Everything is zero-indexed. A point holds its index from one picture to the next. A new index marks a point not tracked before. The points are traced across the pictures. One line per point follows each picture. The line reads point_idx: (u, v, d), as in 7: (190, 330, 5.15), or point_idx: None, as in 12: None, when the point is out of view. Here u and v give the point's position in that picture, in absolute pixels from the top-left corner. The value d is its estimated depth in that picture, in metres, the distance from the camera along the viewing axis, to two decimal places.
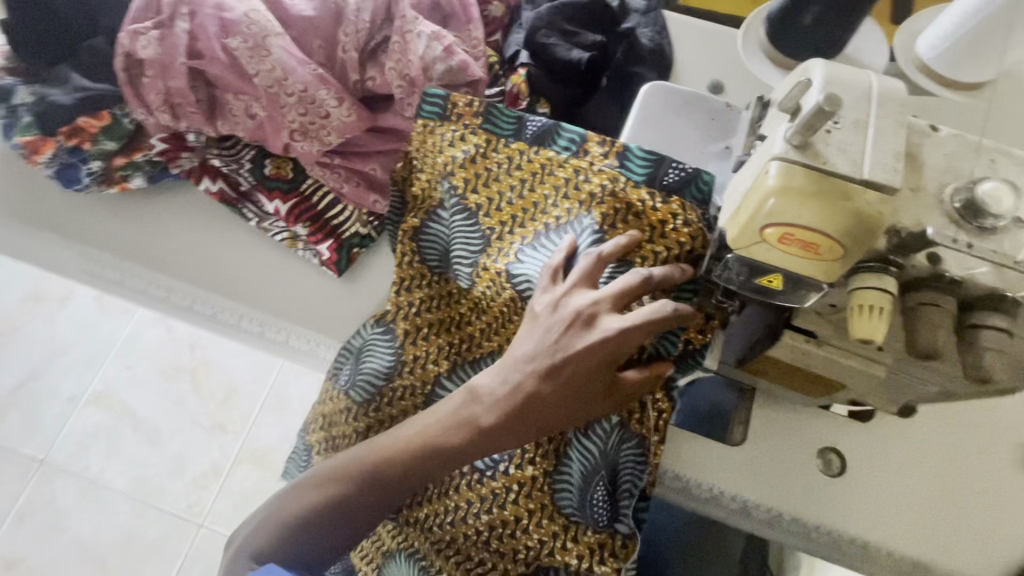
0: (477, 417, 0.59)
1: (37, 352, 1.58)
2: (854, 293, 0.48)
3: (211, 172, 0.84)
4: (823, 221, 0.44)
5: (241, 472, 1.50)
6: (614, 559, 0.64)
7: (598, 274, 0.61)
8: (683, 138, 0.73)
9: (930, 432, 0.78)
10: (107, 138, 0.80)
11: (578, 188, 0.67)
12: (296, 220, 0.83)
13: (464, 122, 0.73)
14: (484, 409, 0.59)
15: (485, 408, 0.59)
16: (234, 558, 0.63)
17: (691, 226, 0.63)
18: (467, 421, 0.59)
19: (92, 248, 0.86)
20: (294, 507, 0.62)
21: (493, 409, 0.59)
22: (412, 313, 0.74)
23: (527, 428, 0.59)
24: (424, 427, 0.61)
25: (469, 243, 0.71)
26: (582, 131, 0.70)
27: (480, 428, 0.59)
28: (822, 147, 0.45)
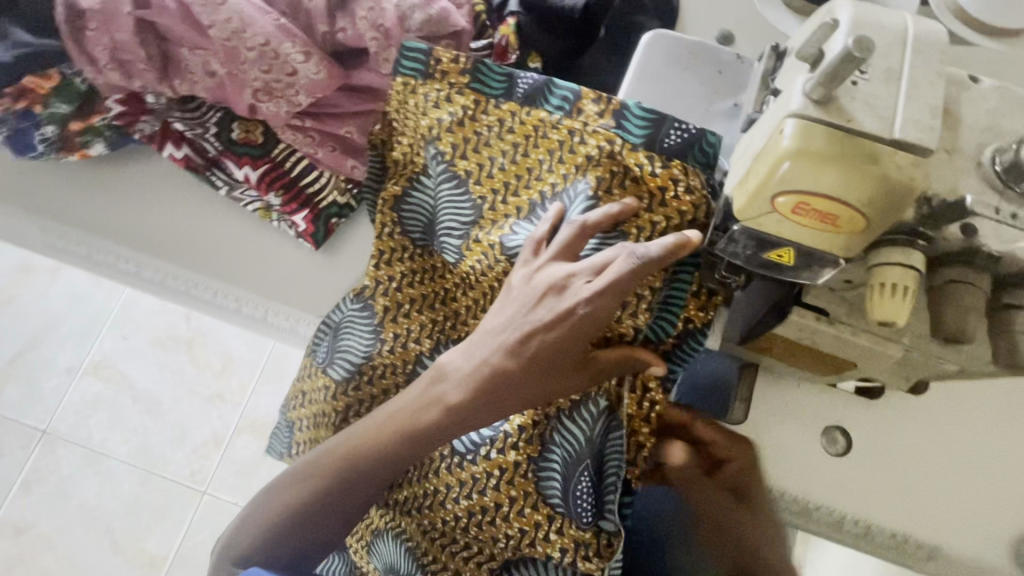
0: (444, 395, 0.57)
1: (30, 323, 1.55)
2: (874, 270, 0.43)
3: (175, 138, 0.78)
4: (842, 188, 0.39)
5: (241, 440, 1.49)
6: (599, 558, 0.61)
7: (581, 244, 0.57)
8: (688, 94, 0.66)
9: (942, 407, 0.75)
10: (59, 101, 0.75)
11: (573, 151, 0.61)
12: (267, 189, 0.76)
13: (449, 81, 0.66)
14: (451, 386, 0.57)
15: (452, 385, 0.57)
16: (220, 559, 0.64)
17: (694, 194, 0.57)
18: (434, 399, 0.57)
19: (50, 220, 0.80)
20: (270, 510, 0.60)
21: (461, 386, 0.56)
22: (392, 288, 0.69)
23: (501, 403, 0.56)
24: (391, 412, 0.58)
25: (459, 214, 0.65)
26: (577, 87, 0.63)
27: (448, 405, 0.56)
28: (845, 101, 0.39)
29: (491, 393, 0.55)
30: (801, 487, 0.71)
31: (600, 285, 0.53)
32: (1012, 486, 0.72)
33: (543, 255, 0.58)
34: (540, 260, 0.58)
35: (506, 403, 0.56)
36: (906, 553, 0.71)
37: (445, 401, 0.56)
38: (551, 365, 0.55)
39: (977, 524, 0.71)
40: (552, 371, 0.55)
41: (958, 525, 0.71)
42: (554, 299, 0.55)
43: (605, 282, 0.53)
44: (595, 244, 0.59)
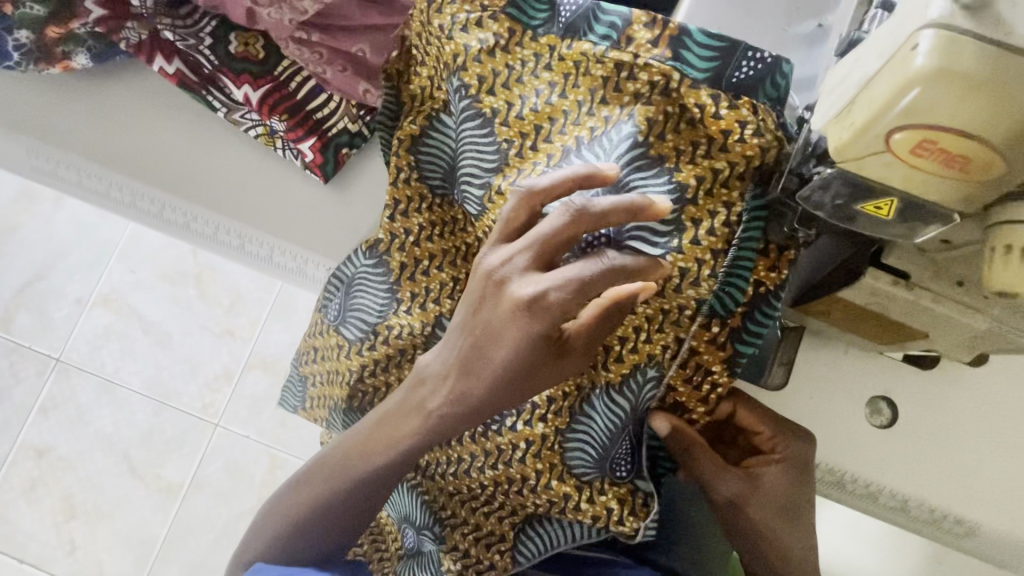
0: (424, 403, 0.52)
1: (36, 251, 1.51)
2: (995, 230, 0.35)
3: (165, 49, 0.68)
4: (985, 122, 0.31)
5: (252, 376, 1.48)
6: (633, 519, 0.58)
7: (530, 217, 0.48)
8: (763, 13, 0.56)
9: (1003, 378, 0.69)
10: (31, 1, 0.67)
11: (619, 88, 0.52)
12: (270, 112, 0.68)
13: (482, 2, 0.57)
14: (430, 391, 0.52)
15: (432, 390, 0.51)
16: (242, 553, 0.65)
17: (764, 136, 0.49)
18: (416, 407, 0.52)
19: (31, 139, 0.73)
20: (285, 507, 0.60)
21: (439, 391, 0.51)
22: (410, 243, 0.64)
23: (471, 410, 0.50)
24: (371, 422, 0.56)
25: (481, 158, 0.57)
26: (627, 11, 0.53)
27: (428, 412, 0.52)
28: (1006, 8, 0.30)
29: (466, 381, 0.49)
30: (840, 460, 0.68)
31: (557, 281, 0.44)
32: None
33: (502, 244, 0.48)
34: (484, 245, 0.49)
35: (478, 412, 0.50)
36: (942, 527, 0.69)
37: (425, 409, 0.52)
38: (523, 369, 0.47)
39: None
40: (523, 376, 0.47)
41: (1007, 499, 0.67)
42: (497, 298, 0.46)
43: (549, 276, 0.45)
44: (624, 166, 0.51)
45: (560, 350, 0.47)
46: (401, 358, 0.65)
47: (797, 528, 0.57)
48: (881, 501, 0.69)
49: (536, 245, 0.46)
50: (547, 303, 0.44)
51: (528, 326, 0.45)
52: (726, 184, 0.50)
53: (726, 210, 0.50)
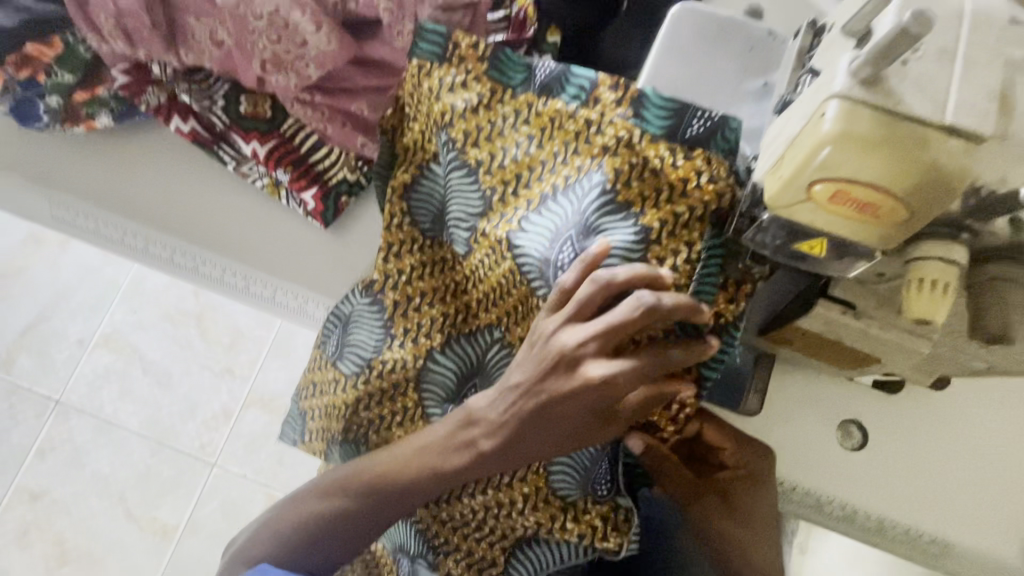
0: (475, 442, 0.58)
1: (42, 294, 1.56)
2: (911, 266, 0.41)
3: (181, 110, 0.75)
4: (886, 176, 0.36)
5: (251, 414, 1.50)
6: (617, 534, 0.62)
7: (601, 300, 0.53)
8: (717, 75, 0.62)
9: (965, 403, 0.72)
10: (62, 69, 0.74)
11: (590, 141, 0.58)
12: (276, 164, 0.74)
13: (466, 66, 0.64)
14: (481, 432, 0.58)
15: (483, 432, 0.58)
16: (234, 559, 0.68)
17: (718, 183, 0.55)
18: (465, 443, 0.59)
19: (52, 192, 0.79)
20: (294, 517, 0.65)
21: (490, 433, 0.57)
22: (402, 282, 0.69)
23: (524, 453, 0.57)
24: (412, 450, 0.61)
25: (468, 204, 0.64)
26: (593, 75, 0.61)
27: (479, 451, 0.58)
28: (894, 82, 0.36)
29: (525, 431, 0.56)
30: (815, 483, 0.70)
31: (625, 368, 0.52)
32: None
33: (557, 315, 0.55)
34: (550, 317, 0.56)
35: (529, 457, 0.57)
36: (919, 548, 0.71)
37: (478, 448, 0.58)
38: (576, 427, 0.55)
39: (997, 513, 0.70)
40: (575, 432, 0.56)
41: (975, 514, 0.70)
42: (569, 374, 0.54)
43: (618, 362, 0.52)
44: (594, 212, 0.57)
45: (609, 417, 0.55)
46: (395, 392, 0.69)
47: (770, 539, 0.61)
48: (861, 523, 0.71)
49: (606, 331, 0.52)
50: (615, 386, 0.52)
51: (597, 400, 0.53)
52: (688, 226, 0.55)
53: (688, 249, 0.55)
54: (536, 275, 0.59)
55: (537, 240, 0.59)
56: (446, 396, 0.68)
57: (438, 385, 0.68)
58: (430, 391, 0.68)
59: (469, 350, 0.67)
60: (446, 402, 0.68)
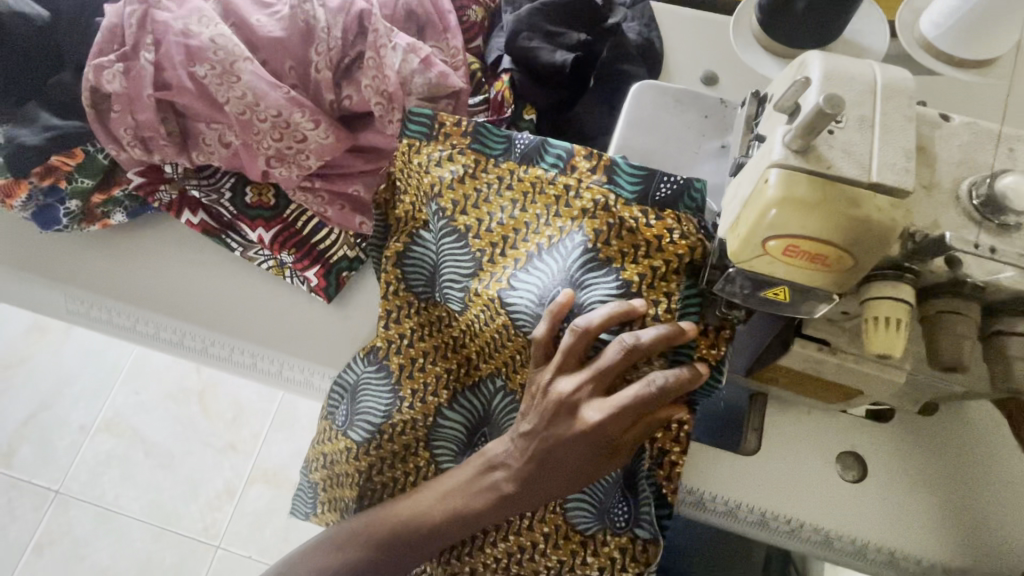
0: (498, 484, 0.63)
1: (45, 383, 1.57)
2: (866, 305, 0.45)
3: (191, 203, 0.81)
4: (829, 231, 0.41)
5: (254, 491, 1.49)
6: (636, 563, 0.66)
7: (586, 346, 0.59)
8: (678, 140, 0.68)
9: (950, 428, 0.75)
10: (83, 176, 0.79)
11: (570, 205, 0.64)
12: (281, 247, 0.79)
13: (452, 142, 0.70)
14: (505, 475, 0.63)
15: (507, 475, 0.63)
16: None
17: (690, 238, 0.60)
18: (489, 486, 0.64)
19: (73, 287, 0.83)
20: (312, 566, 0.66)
21: (512, 476, 0.63)
22: (405, 346, 0.73)
23: (541, 491, 0.62)
24: (440, 491, 0.65)
25: (460, 266, 0.69)
26: (570, 146, 0.67)
27: (502, 493, 0.63)
28: (824, 150, 0.42)
29: (541, 469, 0.61)
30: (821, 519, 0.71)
31: (615, 405, 0.58)
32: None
33: (546, 365, 0.62)
34: (546, 369, 0.62)
35: (545, 494, 0.62)
36: None
37: (501, 490, 0.63)
38: (584, 465, 0.60)
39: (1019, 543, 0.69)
40: (584, 471, 0.60)
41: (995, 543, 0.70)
42: (569, 419, 0.60)
43: (607, 403, 0.58)
44: (579, 267, 0.62)
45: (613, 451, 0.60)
46: (407, 453, 0.73)
47: None
48: (871, 556, 0.71)
49: (594, 376, 0.59)
50: (609, 423, 0.58)
51: (595, 439, 0.59)
52: (664, 278, 0.60)
53: (667, 299, 0.60)
54: (529, 325, 0.63)
55: (526, 296, 0.63)
56: (458, 450, 0.73)
57: (449, 440, 0.72)
58: (443, 447, 0.72)
59: (476, 401, 0.73)
60: (457, 454, 0.73)
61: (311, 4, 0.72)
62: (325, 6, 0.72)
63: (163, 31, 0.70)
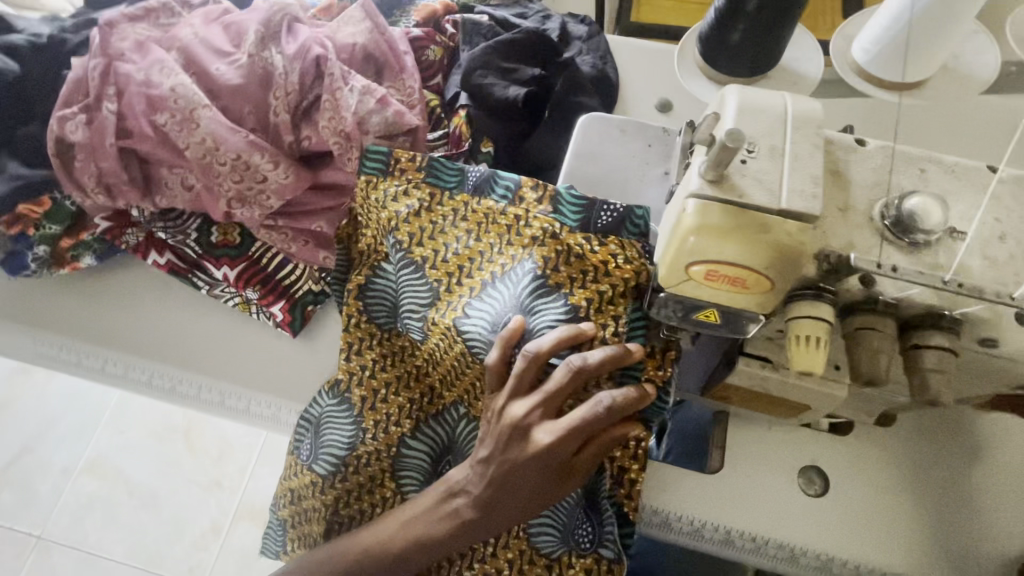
0: (459, 510, 0.64)
1: (28, 426, 1.55)
2: (790, 323, 0.46)
3: (158, 245, 0.83)
4: (745, 255, 0.43)
5: (241, 527, 1.47)
6: None
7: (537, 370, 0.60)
8: (624, 168, 0.71)
9: (909, 437, 0.76)
10: (50, 223, 0.81)
11: (521, 233, 0.66)
12: (246, 285, 0.81)
13: (407, 177, 0.72)
14: (465, 501, 0.64)
15: (467, 501, 0.64)
16: None
17: (633, 262, 0.62)
18: (450, 513, 0.64)
19: (42, 331, 0.84)
20: None
21: (471, 503, 0.63)
22: (367, 377, 0.74)
23: (501, 516, 0.62)
24: (402, 522, 0.66)
25: (418, 296, 0.70)
26: (518, 177, 0.70)
27: (462, 520, 0.63)
28: (737, 179, 0.44)
29: (499, 495, 0.61)
30: (785, 534, 0.71)
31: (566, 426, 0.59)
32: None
33: (502, 390, 0.63)
34: (502, 395, 0.63)
35: (505, 519, 0.63)
36: None
37: (461, 518, 0.63)
38: (541, 488, 0.61)
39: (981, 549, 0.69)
40: (541, 494, 0.61)
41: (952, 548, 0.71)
42: (523, 443, 0.60)
43: (560, 425, 0.59)
44: (529, 294, 0.64)
45: (568, 471, 0.61)
46: (373, 484, 0.74)
47: None
48: (837, 571, 0.72)
49: (544, 400, 0.60)
50: (561, 445, 0.59)
51: (548, 460, 0.60)
52: (612, 301, 0.62)
53: (615, 322, 0.62)
54: (483, 351, 0.65)
55: (480, 324, 0.65)
56: (423, 477, 0.73)
57: (414, 468, 0.73)
58: (408, 477, 0.73)
59: (439, 430, 0.74)
60: (423, 482, 0.73)
61: (269, 52, 0.76)
62: (283, 53, 0.76)
63: (125, 84, 0.74)
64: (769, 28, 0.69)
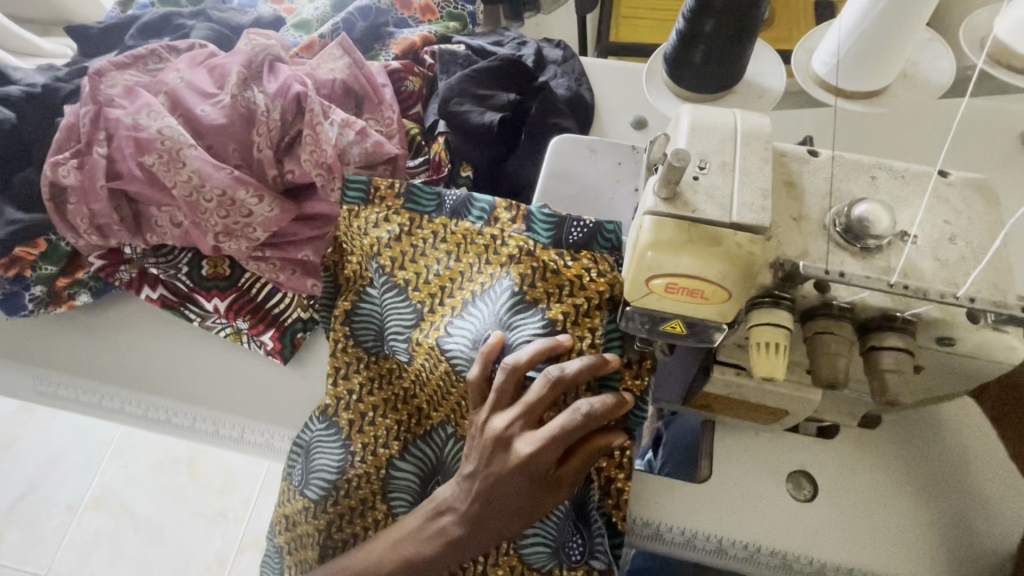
0: (445, 529, 0.65)
1: (33, 464, 1.56)
2: (751, 330, 0.48)
3: (151, 280, 0.85)
4: (699, 267, 0.45)
5: (246, 558, 1.47)
6: None
7: (517, 382, 0.62)
8: (596, 187, 0.73)
9: (900, 436, 0.74)
10: (47, 263, 0.83)
11: (498, 252, 0.68)
12: (236, 315, 0.83)
13: (387, 205, 0.74)
14: (452, 519, 0.65)
15: (454, 519, 0.64)
16: None
17: (607, 276, 0.64)
18: (437, 532, 0.65)
19: (39, 369, 0.86)
20: None
21: (458, 520, 0.64)
22: (354, 401, 0.76)
23: (488, 532, 0.63)
24: (392, 542, 0.67)
25: (403, 318, 0.72)
26: (492, 199, 0.72)
27: (449, 538, 0.64)
28: (689, 195, 0.46)
29: (484, 512, 0.62)
30: (778, 541, 0.70)
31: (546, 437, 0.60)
32: (1003, 497, 0.70)
33: (485, 405, 0.64)
34: (484, 409, 0.64)
35: (493, 534, 0.63)
36: None
37: (448, 536, 0.64)
38: (526, 503, 0.62)
39: (972, 544, 0.69)
40: (526, 508, 0.62)
41: (953, 549, 0.69)
42: (505, 454, 0.61)
43: (540, 437, 0.60)
44: (507, 310, 0.65)
45: (553, 484, 0.62)
46: (364, 507, 0.74)
47: None
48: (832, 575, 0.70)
49: (525, 411, 0.61)
50: (542, 458, 0.60)
51: (530, 473, 0.60)
52: (588, 313, 0.64)
53: (591, 334, 0.64)
54: (466, 368, 0.66)
55: (462, 341, 0.66)
56: (413, 498, 0.74)
57: (404, 490, 0.74)
58: (398, 498, 0.74)
59: (427, 451, 0.75)
60: (413, 501, 0.75)
61: (252, 92, 0.80)
62: (264, 92, 0.80)
63: (115, 128, 0.77)
64: (727, 47, 0.71)
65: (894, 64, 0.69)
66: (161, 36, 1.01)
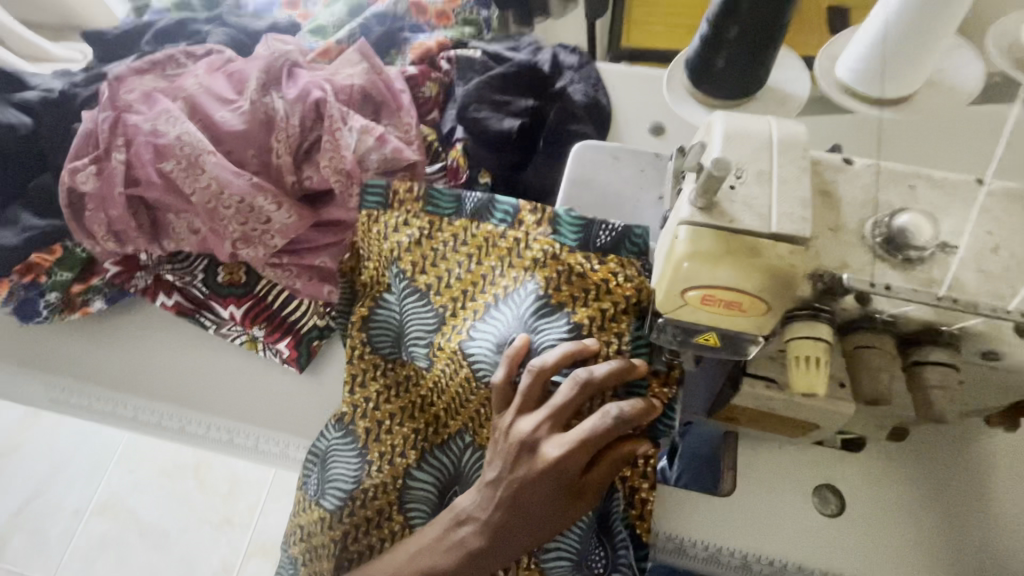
0: (464, 540, 0.63)
1: (40, 468, 1.55)
2: (790, 343, 0.47)
3: (166, 287, 0.85)
4: (738, 279, 0.44)
5: (253, 565, 1.46)
6: None
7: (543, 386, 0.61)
8: (619, 195, 0.72)
9: (925, 450, 0.73)
10: (62, 269, 0.83)
11: (521, 256, 0.67)
12: (252, 322, 0.83)
13: (406, 208, 0.74)
14: (471, 530, 0.64)
15: (473, 530, 0.63)
16: None
17: (634, 280, 0.63)
18: (456, 542, 0.64)
19: (53, 376, 0.85)
20: None
21: (478, 531, 0.63)
22: (371, 408, 0.75)
23: (510, 544, 0.62)
24: (410, 554, 0.65)
25: (424, 322, 0.71)
26: (516, 201, 0.70)
27: (468, 549, 0.63)
28: (726, 205, 0.45)
29: (505, 523, 0.61)
30: (806, 557, 0.68)
31: (572, 442, 0.58)
32: None
33: (508, 410, 0.63)
34: (508, 414, 0.63)
35: (516, 545, 0.62)
36: None
37: (467, 547, 0.63)
38: (551, 510, 0.60)
39: None
40: (551, 517, 0.60)
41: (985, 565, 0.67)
42: (530, 460, 0.60)
43: (568, 439, 0.59)
44: (532, 315, 0.65)
45: (578, 492, 0.61)
46: (381, 517, 0.73)
47: None
48: None
49: (553, 414, 0.60)
50: (566, 465, 0.59)
51: (557, 480, 0.59)
52: (615, 318, 0.63)
53: (619, 339, 0.63)
54: (489, 372, 0.65)
55: (485, 344, 0.66)
56: (431, 508, 0.73)
57: (421, 500, 0.72)
58: (414, 509, 0.72)
59: (445, 460, 0.74)
60: (430, 513, 0.73)
61: (270, 98, 0.80)
62: (283, 98, 0.80)
63: (133, 134, 0.77)
64: (752, 55, 0.70)
65: (923, 69, 0.68)
66: (178, 41, 1.01)
